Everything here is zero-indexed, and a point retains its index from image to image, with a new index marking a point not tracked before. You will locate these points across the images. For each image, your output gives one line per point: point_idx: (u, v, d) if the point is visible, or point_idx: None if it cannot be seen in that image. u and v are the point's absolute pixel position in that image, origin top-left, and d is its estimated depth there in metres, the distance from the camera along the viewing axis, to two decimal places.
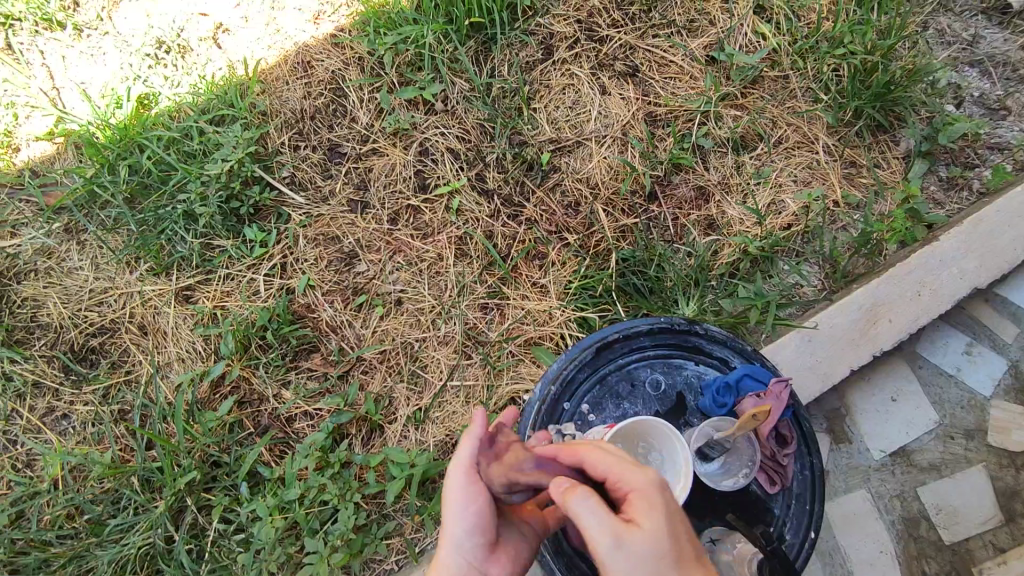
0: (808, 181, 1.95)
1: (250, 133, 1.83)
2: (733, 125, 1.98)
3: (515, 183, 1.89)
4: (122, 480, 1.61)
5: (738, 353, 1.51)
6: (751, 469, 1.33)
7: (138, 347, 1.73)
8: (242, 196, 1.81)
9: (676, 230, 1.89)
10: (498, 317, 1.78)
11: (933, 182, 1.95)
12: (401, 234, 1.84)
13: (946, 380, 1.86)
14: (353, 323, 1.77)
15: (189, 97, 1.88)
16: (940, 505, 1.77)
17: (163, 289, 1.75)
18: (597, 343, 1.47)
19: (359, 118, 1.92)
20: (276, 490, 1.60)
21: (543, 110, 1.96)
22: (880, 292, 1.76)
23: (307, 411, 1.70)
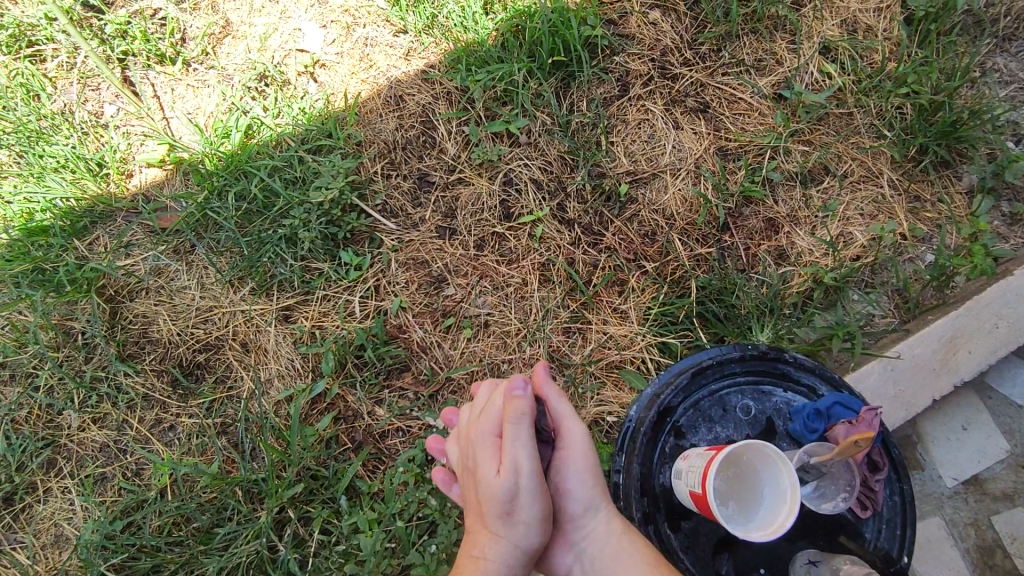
0: (875, 214, 2.01)
1: (348, 162, 1.95)
2: (802, 160, 2.06)
3: (594, 213, 1.98)
4: (227, 490, 1.67)
5: (826, 381, 1.58)
6: (848, 493, 1.38)
7: (241, 364, 1.82)
8: (340, 221, 1.91)
9: (749, 259, 1.96)
10: (580, 341, 1.86)
11: (997, 217, 2.00)
12: (487, 260, 1.93)
13: (1016, 411, 1.90)
14: (442, 344, 1.86)
15: (289, 127, 2.00)
16: (1013, 535, 1.80)
17: (265, 309, 1.85)
18: (691, 368, 1.55)
19: (447, 149, 2.03)
20: (374, 503, 1.68)
21: (619, 143, 2.05)
22: (955, 323, 1.82)
23: (399, 428, 1.78)
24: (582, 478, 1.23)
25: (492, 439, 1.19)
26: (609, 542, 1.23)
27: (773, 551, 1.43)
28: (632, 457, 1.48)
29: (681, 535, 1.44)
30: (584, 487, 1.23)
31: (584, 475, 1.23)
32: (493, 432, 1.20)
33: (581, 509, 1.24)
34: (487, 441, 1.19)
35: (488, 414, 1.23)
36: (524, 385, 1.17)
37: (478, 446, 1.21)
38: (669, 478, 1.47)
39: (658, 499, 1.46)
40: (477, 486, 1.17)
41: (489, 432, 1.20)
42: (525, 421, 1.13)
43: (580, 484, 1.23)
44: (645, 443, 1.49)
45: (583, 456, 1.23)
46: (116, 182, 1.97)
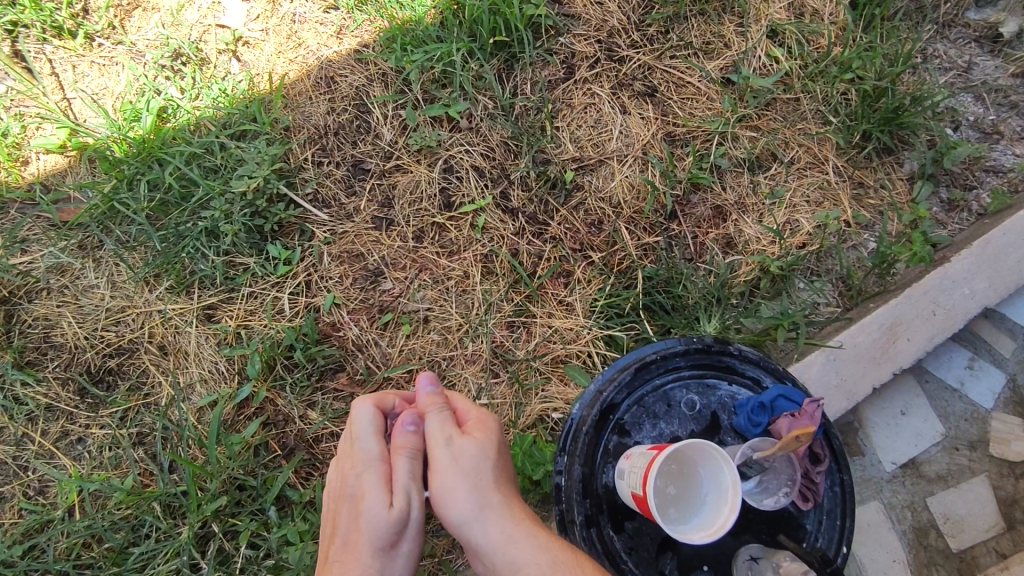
0: (820, 201, 2.00)
1: (274, 149, 1.81)
2: (749, 146, 2.03)
3: (539, 201, 1.91)
4: (143, 506, 1.56)
5: (770, 372, 1.55)
6: (789, 488, 1.36)
7: (158, 368, 1.68)
8: (267, 212, 1.78)
9: (696, 248, 1.93)
10: (524, 335, 1.79)
11: (936, 203, 2.02)
12: (427, 252, 1.84)
13: (951, 394, 1.94)
14: (379, 342, 1.77)
15: (209, 111, 1.83)
16: (947, 515, 1.85)
17: (185, 308, 1.71)
18: (634, 364, 1.50)
19: (383, 135, 1.91)
20: (306, 513, 1.60)
21: (565, 128, 1.97)
22: (895, 311, 1.82)
23: (334, 431, 1.69)
24: (457, 491, 1.16)
25: (379, 466, 1.22)
26: (495, 552, 1.12)
27: (715, 549, 1.41)
28: (573, 458, 1.42)
29: (623, 537, 1.41)
30: (465, 499, 1.15)
31: (460, 491, 1.15)
32: (377, 458, 1.23)
33: (465, 523, 1.15)
34: (376, 475, 1.21)
35: (370, 439, 1.25)
36: (412, 421, 1.25)
37: (364, 475, 1.21)
38: (612, 478, 1.43)
39: (600, 501, 1.42)
40: (358, 517, 1.17)
41: (375, 464, 1.22)
42: (415, 457, 1.23)
43: (462, 497, 1.15)
44: (588, 443, 1.43)
45: (457, 471, 1.17)
46: (8, 170, 1.78)
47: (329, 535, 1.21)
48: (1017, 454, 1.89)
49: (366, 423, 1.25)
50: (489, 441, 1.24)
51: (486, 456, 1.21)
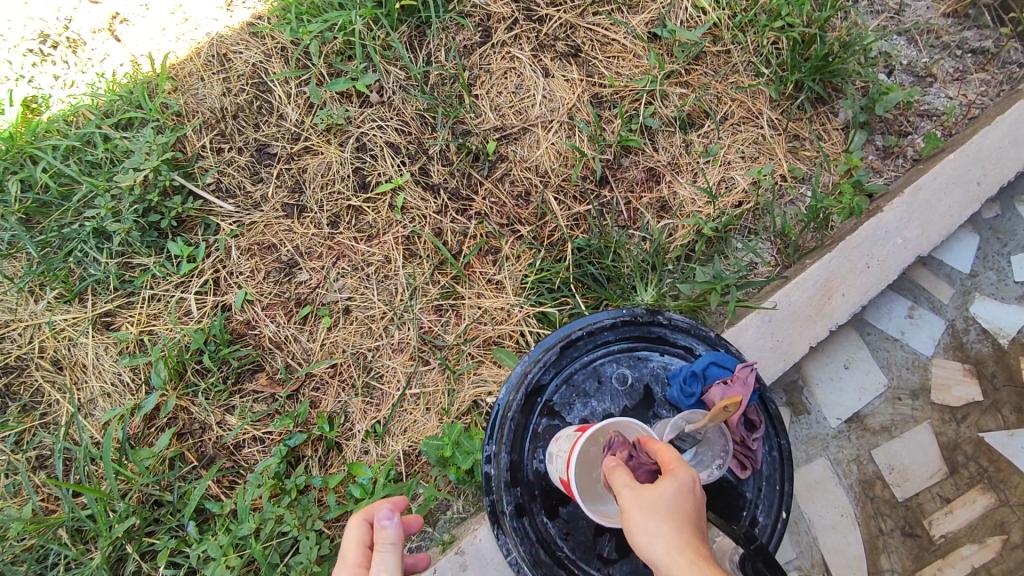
0: (755, 157, 1.93)
1: (163, 136, 1.65)
2: (680, 104, 1.94)
3: (460, 175, 1.80)
4: (48, 534, 1.46)
5: (702, 339, 1.50)
6: (723, 459, 1.31)
7: (53, 385, 1.56)
8: (161, 207, 1.63)
9: (629, 215, 1.85)
10: (453, 319, 1.70)
11: (871, 151, 1.97)
12: (343, 238, 1.73)
13: (892, 344, 1.92)
14: (298, 337, 1.66)
15: (87, 99, 1.67)
16: (892, 465, 1.85)
17: (78, 317, 1.59)
18: (560, 342, 1.43)
19: (287, 114, 1.76)
20: (228, 524, 1.50)
21: (484, 96, 1.86)
22: (830, 266, 1.77)
23: (256, 436, 1.59)
24: (646, 536, 0.91)
25: (355, 571, 1.09)
26: None
27: None
28: (500, 446, 1.35)
29: (559, 523, 1.35)
30: (653, 541, 0.91)
31: (646, 526, 0.92)
32: (357, 567, 1.10)
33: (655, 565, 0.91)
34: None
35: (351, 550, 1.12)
36: (389, 513, 1.09)
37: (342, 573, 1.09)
38: (544, 462, 1.37)
39: (532, 488, 1.36)
40: None
41: (353, 567, 1.09)
42: (394, 552, 1.08)
43: (649, 538, 0.91)
44: (514, 428, 1.37)
45: (643, 513, 0.93)
46: None
47: None
48: (958, 399, 1.89)
49: (357, 532, 1.13)
50: (684, 488, 0.95)
51: (680, 501, 0.94)
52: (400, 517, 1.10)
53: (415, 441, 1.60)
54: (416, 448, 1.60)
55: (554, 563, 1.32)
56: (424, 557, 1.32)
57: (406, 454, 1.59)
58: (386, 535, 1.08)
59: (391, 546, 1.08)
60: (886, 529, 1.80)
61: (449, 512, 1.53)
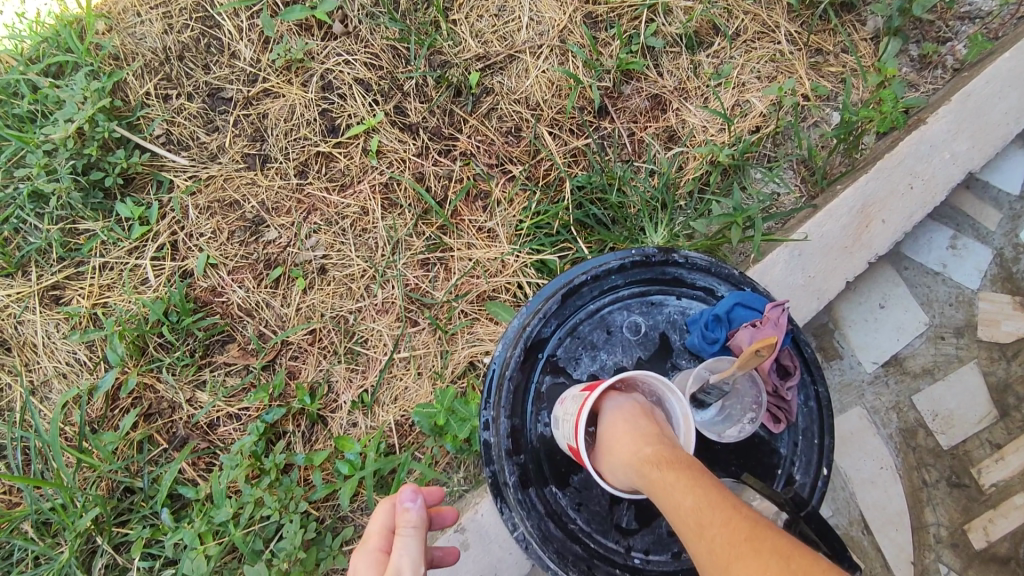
0: (773, 75, 1.71)
1: (99, 83, 1.46)
2: (686, 19, 1.70)
3: (441, 113, 1.59)
4: (9, 529, 1.32)
5: (725, 280, 1.31)
6: (755, 413, 1.15)
7: (2, 368, 1.41)
8: (104, 163, 1.45)
9: (634, 147, 1.64)
10: (442, 273, 1.52)
11: (905, 63, 1.73)
12: (314, 189, 1.54)
13: (933, 279, 1.73)
14: (271, 303, 1.49)
15: (10, 44, 1.47)
16: (936, 411, 1.67)
17: (22, 292, 1.42)
18: (562, 289, 1.24)
19: (241, 53, 1.56)
20: (205, 510, 1.35)
21: (463, 21, 1.64)
22: (866, 190, 1.56)
23: (230, 413, 1.43)
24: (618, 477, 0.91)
25: (376, 557, 0.94)
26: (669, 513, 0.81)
27: None
28: (499, 410, 1.18)
29: (570, 492, 1.19)
30: (619, 476, 0.91)
31: (609, 471, 0.93)
32: (376, 553, 0.94)
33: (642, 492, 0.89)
34: (367, 567, 0.92)
35: (373, 536, 0.97)
36: (413, 494, 0.93)
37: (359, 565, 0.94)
38: (549, 425, 1.20)
39: (537, 455, 1.20)
40: None
41: (373, 553, 0.94)
42: (417, 536, 0.92)
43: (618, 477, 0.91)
44: (514, 389, 1.20)
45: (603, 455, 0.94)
46: None
47: None
48: (1007, 335, 1.70)
49: (383, 515, 0.98)
50: (616, 414, 0.94)
51: (612, 428, 0.93)
52: (424, 496, 0.94)
53: (406, 411, 1.44)
54: (408, 417, 1.44)
55: (567, 537, 1.17)
56: (453, 551, 1.18)
57: (397, 425, 1.44)
58: (407, 519, 0.93)
59: (412, 527, 0.92)
60: (931, 479, 1.65)
61: (449, 485, 1.38)
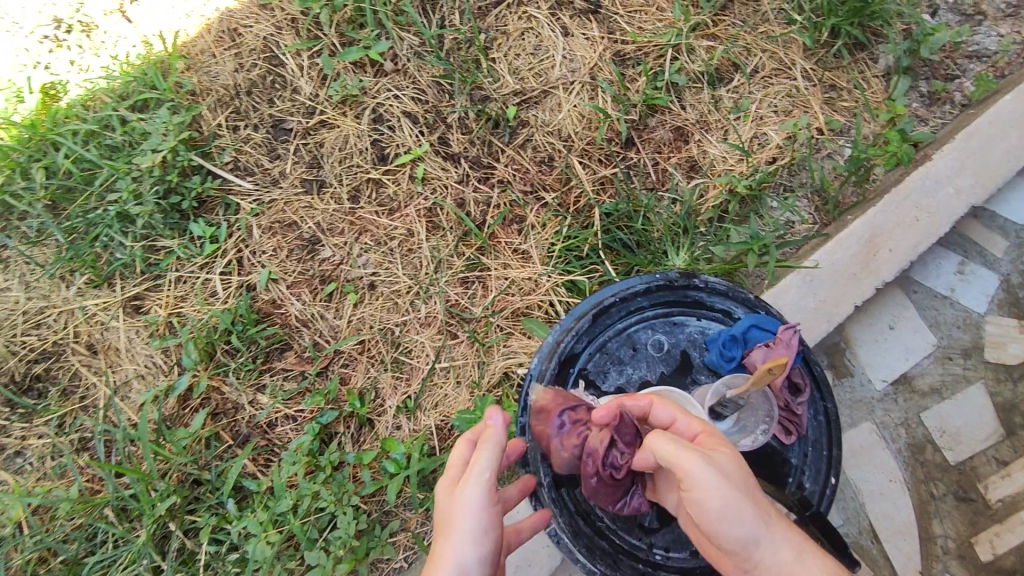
0: (789, 110, 1.83)
1: (179, 116, 1.63)
2: (707, 58, 1.84)
3: (481, 143, 1.74)
4: (94, 513, 1.48)
5: (742, 302, 1.43)
6: (768, 424, 1.28)
7: (89, 369, 1.58)
8: (182, 188, 1.63)
9: (657, 176, 1.77)
10: (480, 291, 1.66)
11: (915, 98, 1.83)
12: (365, 212, 1.69)
13: (941, 303, 1.82)
14: (325, 315, 1.64)
15: (103, 82, 1.66)
16: (943, 428, 1.77)
17: (108, 302, 1.60)
18: (592, 309, 1.38)
19: (302, 88, 1.72)
20: (266, 501, 1.50)
21: (502, 59, 1.79)
22: (874, 221, 1.68)
23: (288, 414, 1.58)
24: (748, 522, 0.83)
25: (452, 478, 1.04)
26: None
27: None
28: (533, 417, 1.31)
29: None
30: (748, 525, 0.84)
31: (739, 512, 0.83)
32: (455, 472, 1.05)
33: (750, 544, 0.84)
34: (446, 485, 1.04)
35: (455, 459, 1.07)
36: (498, 413, 1.06)
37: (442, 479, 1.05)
38: None
39: None
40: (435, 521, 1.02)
41: (454, 470, 1.05)
42: (492, 447, 1.01)
43: (745, 525, 0.84)
44: None
45: (737, 491, 0.85)
46: None
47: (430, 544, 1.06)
48: (1014, 357, 1.79)
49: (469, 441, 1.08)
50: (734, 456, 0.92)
51: (742, 469, 0.90)
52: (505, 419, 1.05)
53: (446, 416, 1.58)
54: (448, 422, 1.57)
55: (595, 533, 1.29)
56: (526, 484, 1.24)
57: (438, 429, 1.58)
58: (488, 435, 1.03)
59: (486, 443, 1.01)
60: (938, 493, 1.73)
61: None
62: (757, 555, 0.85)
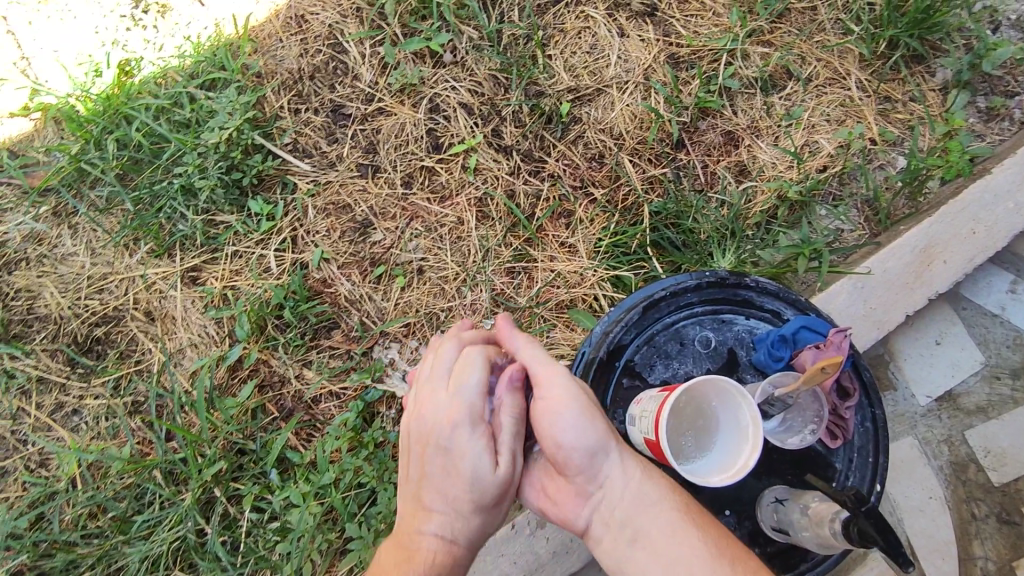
0: (842, 119, 1.82)
1: (246, 97, 1.70)
2: (762, 64, 1.84)
3: (533, 137, 1.77)
4: (143, 474, 1.53)
5: (792, 304, 1.43)
6: (816, 425, 1.26)
7: (146, 335, 1.63)
8: (243, 165, 1.68)
9: (706, 178, 1.77)
10: (526, 281, 1.68)
11: (972, 113, 1.81)
12: (417, 198, 1.73)
13: (991, 320, 1.80)
14: (373, 296, 1.67)
15: (175, 61, 1.73)
16: (988, 447, 1.73)
17: (168, 271, 1.66)
18: (642, 302, 1.38)
19: (362, 75, 1.77)
20: (308, 474, 1.53)
21: (558, 56, 1.82)
22: (930, 231, 1.66)
23: (332, 391, 1.62)
24: (580, 422, 0.98)
25: (479, 433, 1.02)
26: (629, 491, 1.00)
27: (737, 491, 1.32)
28: None
29: None
30: (574, 433, 0.98)
31: (574, 419, 0.98)
32: (477, 421, 1.02)
33: (586, 450, 0.98)
34: (478, 441, 1.01)
35: (468, 395, 1.03)
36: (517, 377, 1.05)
37: (460, 432, 1.01)
38: (623, 424, 1.34)
39: None
40: (456, 477, 1.01)
41: (473, 429, 1.02)
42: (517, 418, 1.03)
43: (572, 431, 0.98)
44: (596, 386, 1.34)
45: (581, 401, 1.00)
46: None
47: (416, 485, 1.05)
48: None
49: (474, 380, 1.04)
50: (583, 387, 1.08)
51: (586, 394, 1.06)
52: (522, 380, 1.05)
53: None
54: None
55: None
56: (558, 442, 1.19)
57: None
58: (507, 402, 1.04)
59: (515, 412, 1.04)
60: (980, 514, 1.70)
61: None
62: (596, 459, 0.99)
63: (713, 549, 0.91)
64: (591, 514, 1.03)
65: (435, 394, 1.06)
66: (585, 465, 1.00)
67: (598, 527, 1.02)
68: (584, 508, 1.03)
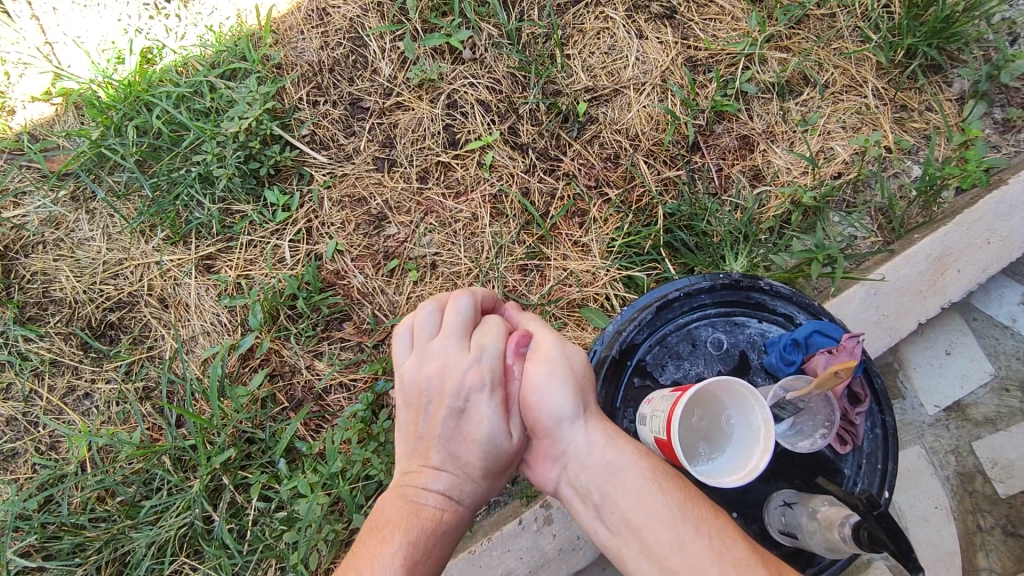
0: (858, 127, 1.81)
1: (265, 87, 1.71)
2: (780, 69, 1.84)
3: (550, 136, 1.77)
4: (153, 460, 1.53)
5: (804, 309, 1.43)
6: (827, 430, 1.27)
7: (160, 321, 1.65)
8: (261, 155, 1.69)
9: (721, 181, 1.78)
10: (538, 279, 1.69)
11: (988, 125, 1.81)
12: (432, 193, 1.73)
13: (1002, 332, 1.80)
14: (386, 290, 1.68)
15: (197, 51, 1.75)
16: (995, 459, 1.73)
17: (183, 258, 1.67)
18: (655, 302, 1.39)
19: (381, 69, 1.78)
20: (316, 465, 1.54)
21: (577, 56, 1.82)
22: (945, 239, 1.67)
23: (343, 382, 1.62)
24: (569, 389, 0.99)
25: (497, 402, 1.00)
26: (592, 456, 0.96)
27: (744, 493, 1.33)
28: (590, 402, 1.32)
29: None
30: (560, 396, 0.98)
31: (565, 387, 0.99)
32: (492, 385, 1.00)
33: (563, 415, 0.98)
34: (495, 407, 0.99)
35: (486, 359, 1.02)
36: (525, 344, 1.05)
37: (479, 394, 0.99)
38: (633, 423, 1.34)
39: None
40: (468, 439, 0.99)
41: (490, 395, 1.00)
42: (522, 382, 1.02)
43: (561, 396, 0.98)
44: (608, 384, 1.35)
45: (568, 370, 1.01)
46: None
47: (422, 443, 1.02)
48: None
49: (490, 347, 1.02)
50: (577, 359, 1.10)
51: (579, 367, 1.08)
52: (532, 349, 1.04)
53: None
54: None
55: None
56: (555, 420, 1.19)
57: None
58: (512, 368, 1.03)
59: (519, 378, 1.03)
60: (987, 525, 1.69)
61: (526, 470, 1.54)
62: (566, 424, 0.98)
63: (676, 511, 0.87)
64: (561, 476, 1.01)
65: (451, 355, 1.02)
66: (552, 430, 0.99)
67: (567, 489, 1.00)
68: (553, 470, 1.01)
